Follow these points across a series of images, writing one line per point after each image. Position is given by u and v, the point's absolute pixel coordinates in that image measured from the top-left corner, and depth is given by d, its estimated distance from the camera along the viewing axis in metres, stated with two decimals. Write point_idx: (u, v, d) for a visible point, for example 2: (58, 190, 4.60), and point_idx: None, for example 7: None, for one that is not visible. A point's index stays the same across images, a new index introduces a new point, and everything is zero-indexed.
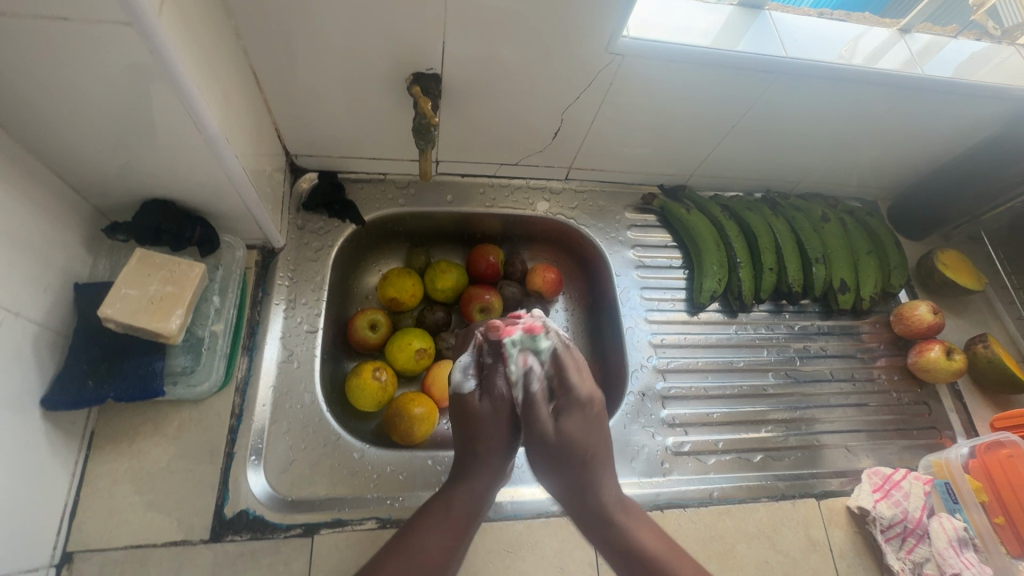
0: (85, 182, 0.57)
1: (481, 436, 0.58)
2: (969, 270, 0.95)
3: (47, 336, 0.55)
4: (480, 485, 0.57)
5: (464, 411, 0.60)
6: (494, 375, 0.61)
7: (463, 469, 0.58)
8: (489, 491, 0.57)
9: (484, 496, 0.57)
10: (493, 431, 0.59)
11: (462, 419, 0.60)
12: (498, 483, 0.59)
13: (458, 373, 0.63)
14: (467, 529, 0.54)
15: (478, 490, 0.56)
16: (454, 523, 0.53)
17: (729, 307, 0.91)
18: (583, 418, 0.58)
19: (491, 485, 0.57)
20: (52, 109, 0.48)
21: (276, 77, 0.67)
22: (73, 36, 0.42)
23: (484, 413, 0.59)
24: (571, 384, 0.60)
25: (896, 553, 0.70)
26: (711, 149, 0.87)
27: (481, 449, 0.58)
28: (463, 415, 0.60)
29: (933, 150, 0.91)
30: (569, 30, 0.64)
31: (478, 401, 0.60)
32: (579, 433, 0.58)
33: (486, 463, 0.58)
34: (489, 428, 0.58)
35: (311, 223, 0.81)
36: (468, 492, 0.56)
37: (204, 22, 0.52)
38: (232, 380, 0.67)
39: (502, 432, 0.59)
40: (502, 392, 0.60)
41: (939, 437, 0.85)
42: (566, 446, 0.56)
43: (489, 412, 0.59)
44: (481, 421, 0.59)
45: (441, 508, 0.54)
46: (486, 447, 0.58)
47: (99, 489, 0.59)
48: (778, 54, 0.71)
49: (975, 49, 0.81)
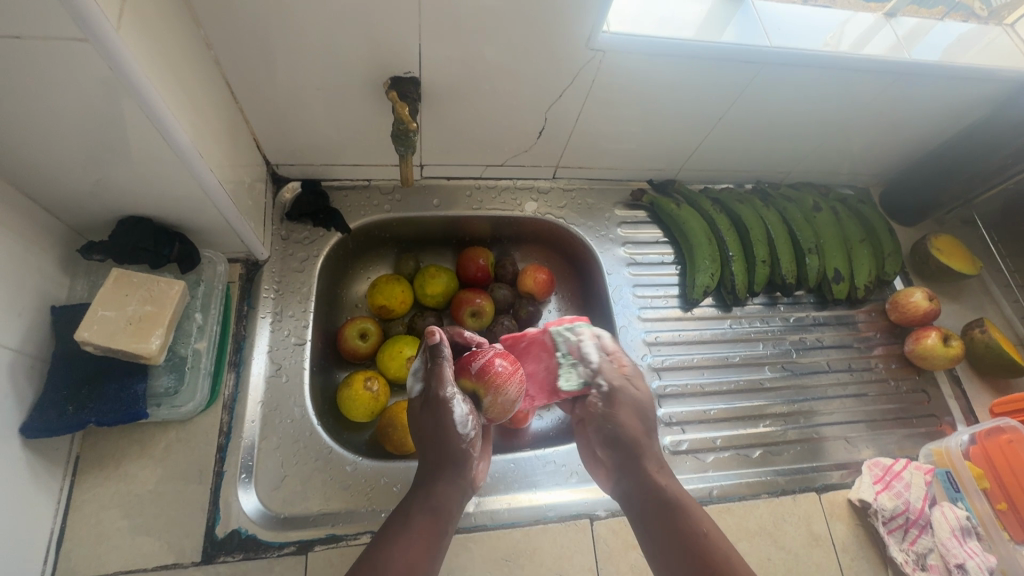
0: (56, 202, 0.56)
1: (432, 446, 0.57)
2: (964, 254, 0.94)
3: (24, 362, 0.54)
4: (440, 491, 0.54)
5: (415, 421, 0.59)
6: (433, 382, 0.58)
7: (422, 480, 0.56)
8: (452, 501, 0.55)
9: (446, 503, 0.54)
10: (439, 441, 0.56)
11: (415, 428, 0.59)
12: (461, 493, 0.56)
13: (411, 379, 0.63)
14: (436, 537, 0.52)
15: (439, 499, 0.54)
16: (419, 531, 0.51)
17: (723, 301, 0.90)
18: (636, 417, 0.60)
19: (450, 493, 0.55)
20: (16, 131, 0.47)
21: (251, 86, 0.66)
22: (30, 55, 0.41)
23: (428, 421, 0.57)
24: (630, 381, 0.63)
25: (899, 544, 0.69)
26: (700, 142, 0.86)
27: (434, 456, 0.56)
28: (414, 425, 0.59)
29: (923, 134, 0.90)
30: (548, 27, 0.63)
31: (422, 411, 0.58)
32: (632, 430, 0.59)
33: (442, 472, 0.56)
34: (440, 435, 0.56)
35: (295, 233, 0.80)
36: (426, 502, 0.53)
37: (169, 35, 0.51)
38: (219, 397, 0.66)
39: (450, 439, 0.57)
40: (439, 399, 0.57)
41: (939, 425, 0.85)
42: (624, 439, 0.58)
43: (430, 421, 0.57)
44: (428, 432, 0.57)
45: (400, 520, 0.52)
46: (438, 454, 0.56)
47: (86, 516, 0.58)
48: (764, 44, 0.69)
49: (963, 31, 0.80)
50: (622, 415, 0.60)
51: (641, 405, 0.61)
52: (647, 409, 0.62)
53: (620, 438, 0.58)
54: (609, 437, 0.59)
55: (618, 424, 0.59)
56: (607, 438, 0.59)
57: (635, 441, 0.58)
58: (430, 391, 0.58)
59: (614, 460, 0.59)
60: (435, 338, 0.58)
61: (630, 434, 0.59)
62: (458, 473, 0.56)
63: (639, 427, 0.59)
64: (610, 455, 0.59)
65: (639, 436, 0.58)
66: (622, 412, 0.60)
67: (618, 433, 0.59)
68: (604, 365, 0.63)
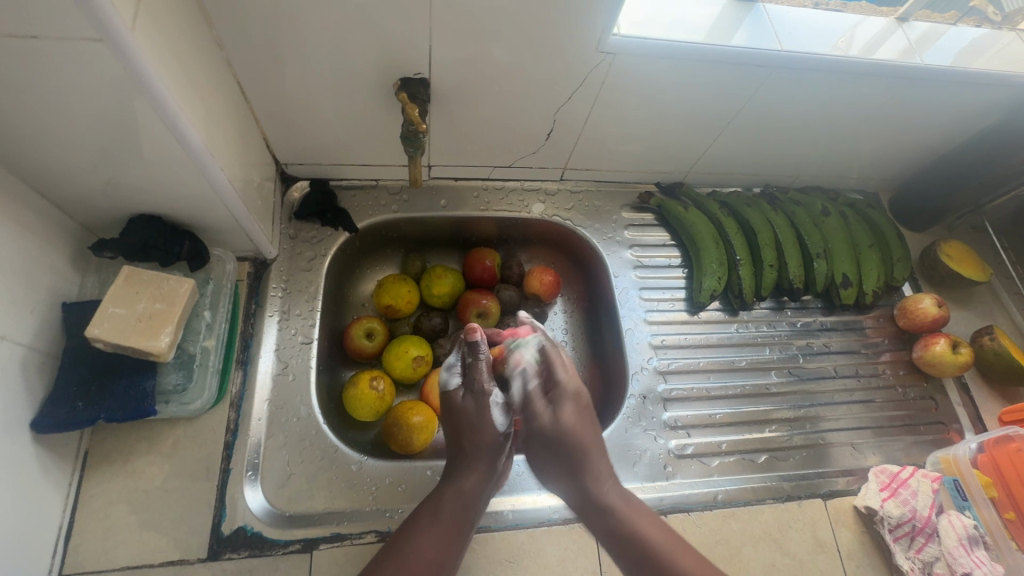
0: (69, 200, 0.57)
1: (468, 437, 0.60)
2: (974, 261, 0.93)
3: (35, 358, 0.54)
4: (469, 487, 0.56)
5: (453, 413, 0.63)
6: (474, 373, 0.65)
7: (453, 473, 0.58)
8: (480, 495, 0.56)
9: (474, 498, 0.56)
10: (478, 430, 0.61)
11: (451, 418, 0.63)
12: (488, 489, 0.58)
13: (446, 375, 0.68)
14: (462, 531, 0.53)
15: (467, 493, 0.56)
16: (445, 525, 0.52)
17: (730, 305, 0.90)
18: (575, 408, 0.62)
19: (479, 487, 0.57)
20: (30, 129, 0.47)
21: (263, 86, 0.66)
22: (45, 55, 0.41)
23: (468, 410, 0.62)
24: (558, 377, 0.64)
25: (905, 552, 0.68)
26: (708, 145, 0.86)
27: (471, 449, 0.59)
28: (452, 417, 0.63)
29: (932, 140, 0.90)
30: (558, 30, 0.63)
31: (462, 399, 0.63)
32: (574, 420, 0.61)
33: (474, 465, 0.58)
34: (477, 427, 0.61)
35: (303, 232, 0.80)
36: (457, 496, 0.55)
37: (183, 35, 0.51)
38: (226, 395, 0.66)
39: (486, 431, 0.61)
40: (480, 389, 0.63)
41: (947, 432, 0.84)
42: (562, 438, 0.59)
43: (473, 408, 0.62)
44: (468, 420, 0.61)
45: (429, 509, 0.54)
46: (473, 449, 0.59)
47: (94, 511, 0.58)
48: (774, 47, 0.69)
49: (976, 35, 0.79)
50: (562, 411, 0.61)
51: (577, 398, 0.63)
52: (581, 402, 0.63)
53: (561, 439, 0.59)
54: (544, 441, 0.60)
55: (560, 422, 0.60)
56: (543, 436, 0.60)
57: (575, 439, 0.59)
58: (471, 381, 0.64)
59: (551, 458, 0.60)
60: (474, 333, 0.65)
61: (573, 432, 0.60)
62: (489, 470, 0.59)
63: (578, 424, 0.60)
64: (548, 458, 0.60)
65: (578, 435, 0.59)
66: (561, 408, 0.62)
67: (557, 432, 0.60)
68: (547, 372, 0.65)
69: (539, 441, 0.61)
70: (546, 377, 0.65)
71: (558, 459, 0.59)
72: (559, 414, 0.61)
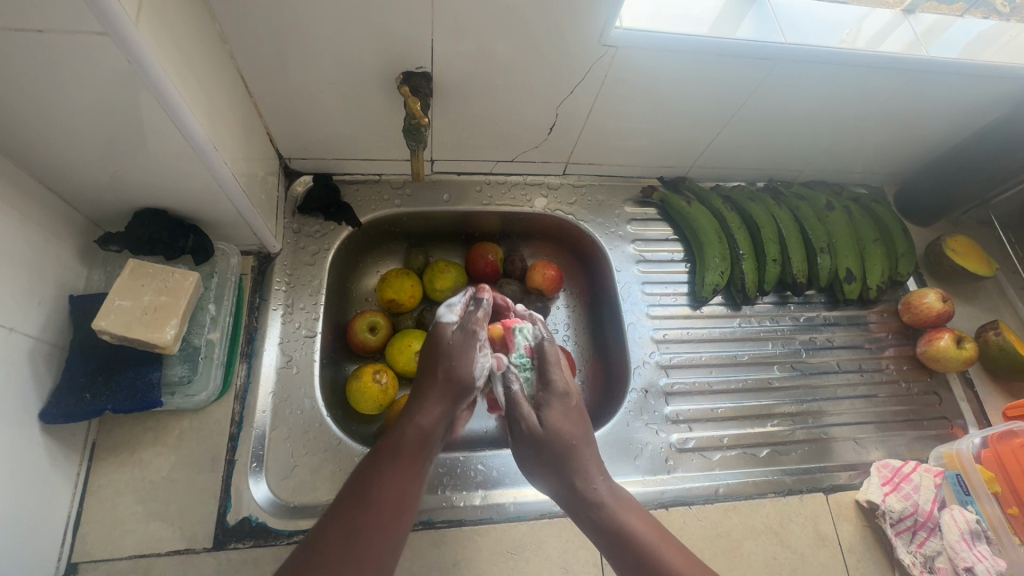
0: (75, 193, 0.57)
1: (442, 368, 0.57)
2: (980, 255, 0.93)
3: (44, 349, 0.55)
4: (429, 422, 0.54)
5: (435, 343, 0.59)
6: (472, 320, 0.61)
7: (415, 406, 0.55)
8: (438, 432, 0.54)
9: (432, 434, 0.53)
10: (455, 364, 0.57)
11: (430, 345, 0.60)
12: (445, 425, 0.55)
13: (444, 310, 0.64)
14: (421, 469, 0.51)
15: (427, 429, 0.53)
16: (406, 463, 0.50)
17: (733, 300, 0.90)
18: (562, 408, 0.58)
19: (440, 423, 0.54)
20: (37, 123, 0.48)
21: (266, 80, 0.67)
22: (50, 49, 0.41)
23: (450, 345, 0.59)
24: (553, 373, 0.60)
25: (907, 546, 0.68)
26: (711, 140, 0.86)
27: (439, 381, 0.56)
28: (433, 345, 0.60)
29: (938, 135, 0.89)
30: (560, 23, 0.63)
31: (452, 334, 0.60)
32: (566, 424, 0.57)
33: (436, 400, 0.55)
34: (450, 363, 0.57)
35: (306, 227, 0.80)
36: (418, 432, 0.53)
37: (187, 29, 0.51)
38: (231, 387, 0.67)
39: (461, 370, 0.57)
40: (472, 334, 0.60)
41: (951, 428, 0.84)
42: (554, 438, 0.55)
43: (460, 344, 0.59)
44: (448, 352, 0.58)
45: (390, 448, 0.51)
46: (444, 381, 0.56)
47: (102, 500, 0.59)
48: (778, 40, 0.69)
49: (984, 27, 0.78)
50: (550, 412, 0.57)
51: (566, 397, 0.59)
52: (570, 401, 0.59)
53: (547, 440, 0.55)
54: (531, 442, 0.56)
55: (549, 425, 0.56)
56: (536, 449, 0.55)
57: (567, 439, 0.55)
58: (465, 325, 0.60)
59: (543, 466, 0.55)
60: (484, 292, 0.64)
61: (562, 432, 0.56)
62: (451, 407, 0.56)
63: (569, 423, 0.56)
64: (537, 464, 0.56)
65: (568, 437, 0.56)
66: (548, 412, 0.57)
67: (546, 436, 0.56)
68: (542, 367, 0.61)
69: (525, 445, 0.56)
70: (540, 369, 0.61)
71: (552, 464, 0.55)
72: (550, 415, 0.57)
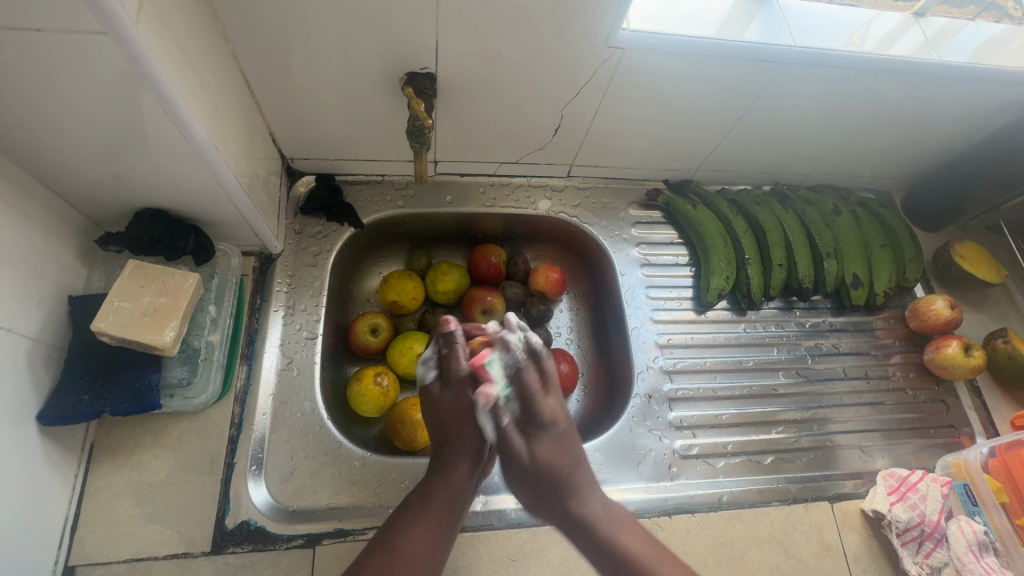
0: (75, 193, 0.57)
1: (453, 431, 0.56)
2: (989, 262, 0.92)
3: (42, 350, 0.54)
4: (456, 480, 0.56)
5: (434, 407, 0.57)
6: (451, 365, 0.56)
7: (441, 463, 0.57)
8: (466, 487, 0.56)
9: (461, 490, 0.56)
10: (461, 426, 0.56)
11: (431, 412, 0.58)
12: (475, 478, 0.58)
13: (422, 369, 0.59)
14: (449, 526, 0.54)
15: (455, 485, 0.55)
16: (434, 518, 0.53)
17: (738, 305, 0.89)
18: (555, 439, 0.55)
19: (468, 478, 0.56)
20: (36, 122, 0.47)
21: (269, 79, 0.66)
22: (50, 48, 0.41)
23: (449, 404, 0.56)
24: (537, 403, 0.54)
25: (913, 557, 0.67)
26: (717, 142, 0.85)
27: (456, 441, 0.56)
28: (432, 411, 0.58)
29: (946, 140, 0.88)
30: (566, 24, 0.62)
31: (441, 392, 0.57)
32: (554, 463, 0.54)
33: (461, 458, 0.56)
34: (461, 427, 0.56)
35: (308, 227, 0.80)
36: (446, 488, 0.55)
37: (189, 28, 0.51)
38: (231, 389, 0.66)
39: (469, 430, 0.56)
40: (460, 379, 0.56)
41: (958, 436, 0.83)
42: (540, 469, 0.54)
43: (453, 404, 0.56)
44: (450, 418, 0.56)
45: (419, 502, 0.54)
46: (461, 443, 0.56)
47: (99, 503, 0.59)
48: (786, 43, 0.68)
49: (995, 31, 0.77)
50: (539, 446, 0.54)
51: (555, 425, 0.55)
52: (561, 429, 0.56)
53: (539, 473, 0.54)
54: (521, 471, 0.55)
55: (537, 457, 0.54)
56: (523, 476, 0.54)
57: (556, 471, 0.54)
58: (449, 371, 0.56)
59: (529, 491, 0.55)
60: (449, 326, 0.57)
61: (552, 464, 0.54)
62: (475, 462, 0.57)
63: (559, 455, 0.54)
64: (527, 490, 0.55)
65: (557, 466, 0.54)
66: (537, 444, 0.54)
67: (537, 467, 0.54)
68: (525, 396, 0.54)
69: (514, 472, 0.55)
70: (523, 399, 0.54)
71: (541, 491, 0.54)
72: (539, 447, 0.54)
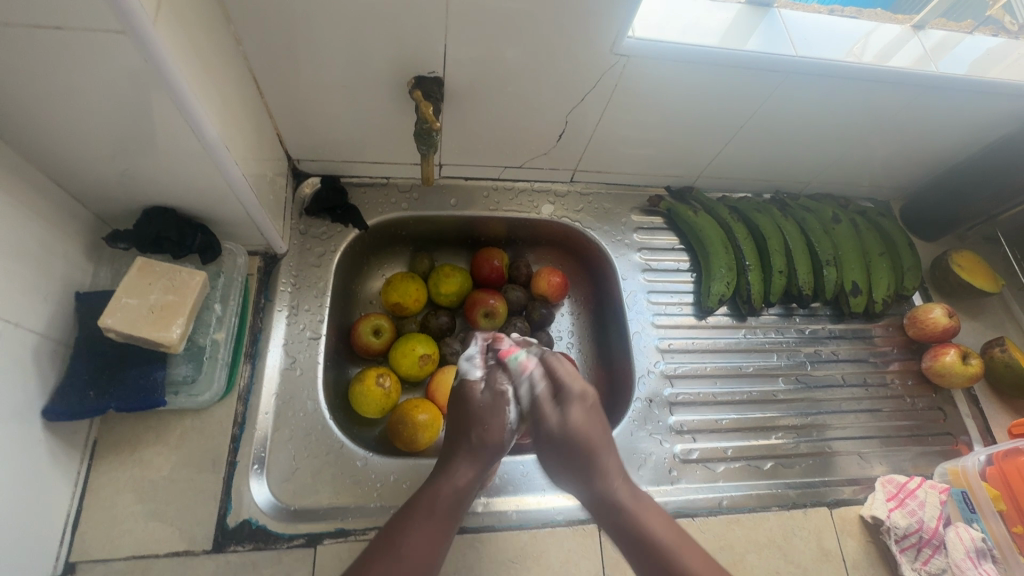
0: (84, 190, 0.57)
1: (475, 427, 0.54)
2: (986, 271, 0.93)
3: (48, 345, 0.55)
4: (465, 479, 0.53)
5: (463, 404, 0.56)
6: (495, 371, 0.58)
7: (449, 458, 0.54)
8: (474, 488, 0.53)
9: (468, 491, 0.53)
10: (489, 424, 0.54)
11: (460, 407, 0.57)
12: (482, 479, 0.55)
13: (467, 366, 0.60)
14: (452, 528, 0.51)
15: (463, 486, 0.52)
16: (437, 518, 0.50)
17: (738, 310, 0.90)
18: (584, 410, 0.55)
19: (476, 480, 0.53)
20: (50, 118, 0.48)
21: (279, 82, 0.67)
22: (68, 46, 0.41)
23: (483, 402, 0.55)
24: (567, 383, 0.56)
25: (911, 563, 0.68)
26: (718, 150, 0.86)
27: (474, 437, 0.54)
28: (461, 405, 0.56)
29: (944, 151, 0.90)
30: (573, 30, 0.63)
31: (480, 392, 0.57)
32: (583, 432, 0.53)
33: (474, 456, 0.54)
34: (484, 423, 0.55)
35: (313, 228, 0.80)
36: (451, 487, 0.52)
37: (203, 29, 0.52)
38: (234, 388, 0.66)
39: (495, 426, 0.55)
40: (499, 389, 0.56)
41: (955, 444, 0.83)
42: (568, 439, 0.53)
43: (488, 402, 0.55)
44: (479, 413, 0.55)
45: (423, 502, 0.51)
46: (480, 442, 0.54)
47: (101, 500, 0.59)
48: (788, 53, 0.69)
49: (992, 44, 0.78)
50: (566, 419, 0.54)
51: (585, 398, 0.56)
52: (590, 401, 0.56)
53: (568, 443, 0.53)
54: (550, 442, 0.54)
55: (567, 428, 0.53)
56: (551, 452, 0.54)
57: (583, 443, 0.53)
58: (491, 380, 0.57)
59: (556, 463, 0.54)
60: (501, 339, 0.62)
61: (583, 435, 0.53)
62: (487, 465, 0.54)
63: (589, 428, 0.53)
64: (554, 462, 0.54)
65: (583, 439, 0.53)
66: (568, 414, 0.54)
67: (568, 436, 0.53)
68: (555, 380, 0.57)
69: (542, 443, 0.54)
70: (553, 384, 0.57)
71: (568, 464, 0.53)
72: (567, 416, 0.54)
